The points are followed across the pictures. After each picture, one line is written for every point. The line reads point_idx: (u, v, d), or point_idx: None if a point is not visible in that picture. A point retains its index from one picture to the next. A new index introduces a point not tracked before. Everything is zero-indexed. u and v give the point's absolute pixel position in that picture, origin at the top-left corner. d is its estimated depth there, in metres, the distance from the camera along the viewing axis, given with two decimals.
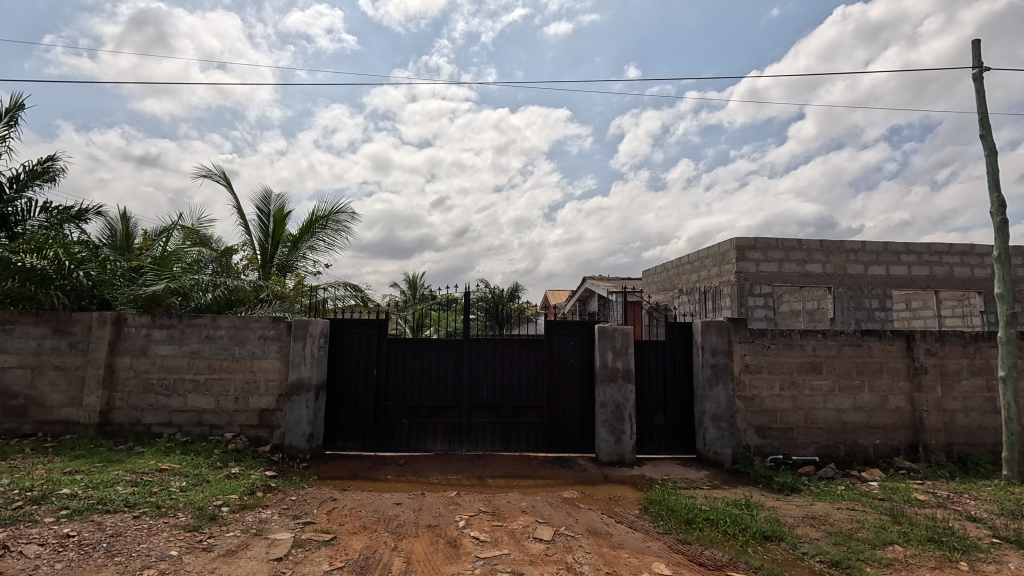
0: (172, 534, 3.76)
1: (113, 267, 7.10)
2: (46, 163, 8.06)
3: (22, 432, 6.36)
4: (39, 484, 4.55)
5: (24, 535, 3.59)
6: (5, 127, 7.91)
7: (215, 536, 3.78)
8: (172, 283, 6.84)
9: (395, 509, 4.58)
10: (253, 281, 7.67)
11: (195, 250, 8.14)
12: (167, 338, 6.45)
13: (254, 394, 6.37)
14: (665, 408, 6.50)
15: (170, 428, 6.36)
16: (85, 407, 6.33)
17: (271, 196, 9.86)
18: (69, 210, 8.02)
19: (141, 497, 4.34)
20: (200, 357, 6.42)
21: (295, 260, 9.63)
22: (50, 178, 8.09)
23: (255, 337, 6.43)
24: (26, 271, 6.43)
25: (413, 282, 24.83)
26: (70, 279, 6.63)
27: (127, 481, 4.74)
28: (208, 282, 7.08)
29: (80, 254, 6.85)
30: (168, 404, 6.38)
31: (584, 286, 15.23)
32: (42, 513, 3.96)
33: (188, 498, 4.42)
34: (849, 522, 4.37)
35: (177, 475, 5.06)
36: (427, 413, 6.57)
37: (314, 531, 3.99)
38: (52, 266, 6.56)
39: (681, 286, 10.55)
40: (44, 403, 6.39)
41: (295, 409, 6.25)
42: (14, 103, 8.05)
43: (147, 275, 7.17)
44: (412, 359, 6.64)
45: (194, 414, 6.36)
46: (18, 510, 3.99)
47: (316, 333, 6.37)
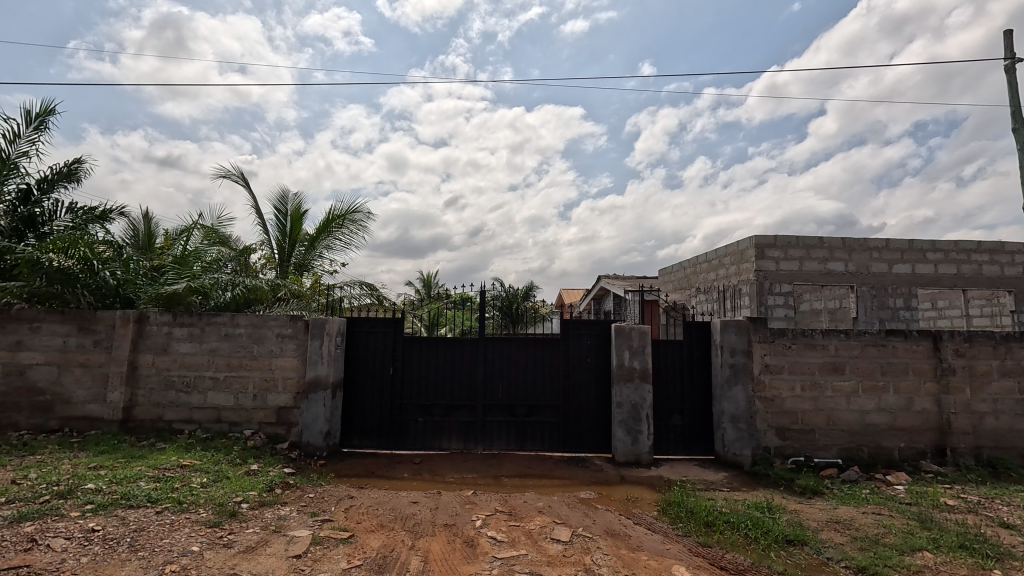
0: (193, 530, 3.80)
1: (136, 267, 7.21)
2: (72, 166, 8.23)
3: (47, 427, 6.50)
4: (65, 478, 4.66)
5: (51, 529, 3.67)
6: (34, 130, 8.10)
7: (235, 533, 3.82)
8: (192, 282, 6.98)
9: (411, 508, 4.57)
10: (270, 280, 7.73)
11: (215, 249, 8.20)
12: (187, 336, 6.55)
13: (272, 392, 6.44)
14: (682, 409, 6.42)
15: (190, 425, 6.45)
16: (109, 403, 6.46)
17: (288, 196, 9.95)
18: (94, 211, 8.23)
19: (163, 493, 4.40)
20: (219, 355, 6.50)
21: (312, 259, 9.71)
22: (75, 180, 8.27)
23: (273, 335, 6.49)
24: (54, 270, 6.59)
25: (427, 281, 24.90)
26: (95, 279, 6.81)
27: (149, 477, 4.81)
28: (227, 281, 7.18)
29: (104, 254, 6.99)
30: (188, 401, 6.48)
31: (599, 285, 15.13)
32: (68, 507, 4.05)
33: (209, 495, 4.47)
34: (875, 527, 4.25)
35: (198, 471, 5.13)
36: (441, 411, 6.57)
37: (332, 529, 4.01)
38: (78, 264, 6.71)
39: (698, 285, 10.42)
40: (69, 399, 6.53)
41: (312, 407, 6.30)
42: (42, 107, 8.23)
43: (169, 274, 7.32)
44: (426, 357, 6.65)
45: (214, 410, 6.45)
46: (46, 504, 4.08)
47: (333, 331, 6.41)
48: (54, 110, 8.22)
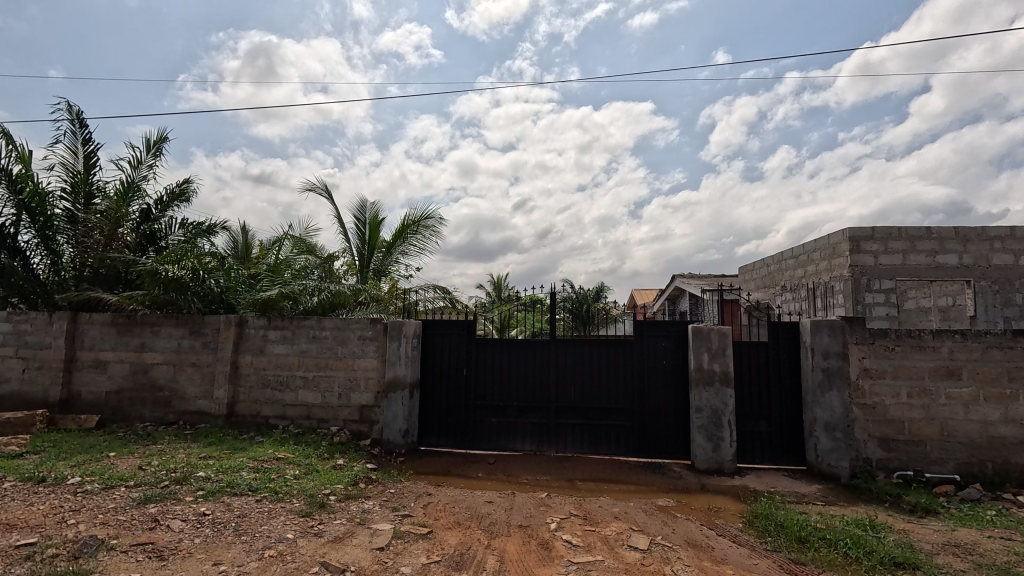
0: (288, 518, 4.10)
1: (236, 275, 7.94)
2: (183, 187, 9.20)
3: (166, 420, 7.29)
4: (181, 466, 5.20)
5: (170, 511, 4.11)
6: (152, 157, 9.15)
7: (324, 523, 4.06)
8: (284, 288, 7.49)
9: (487, 508, 4.64)
10: (352, 285, 8.18)
11: (303, 257, 8.81)
12: (281, 338, 7.08)
13: (355, 391, 6.80)
14: (768, 415, 6.02)
15: (284, 420, 6.97)
16: (216, 399, 7.13)
17: (367, 205, 10.49)
18: (201, 226, 9.30)
19: (262, 483, 4.79)
20: (308, 356, 6.97)
21: (389, 264, 10.18)
22: (185, 199, 9.23)
23: (356, 338, 6.86)
24: (168, 280, 7.33)
25: (498, 284, 25.25)
26: (202, 286, 7.57)
27: (250, 467, 5.25)
28: (314, 286, 7.68)
29: (210, 264, 7.76)
30: (282, 398, 7.00)
31: (674, 284, 14.58)
32: (184, 492, 4.51)
33: (301, 486, 4.79)
34: (1004, 555, 3.74)
35: (291, 464, 5.52)
36: (514, 412, 6.62)
37: (412, 524, 4.16)
38: (188, 274, 7.46)
39: (784, 282, 9.76)
40: (184, 395, 7.28)
41: (391, 406, 6.58)
42: (158, 136, 9.28)
43: (263, 281, 7.99)
44: (499, 359, 6.73)
45: (304, 408, 6.92)
46: (166, 488, 4.57)
47: (409, 333, 6.66)
48: (167, 138, 9.22)
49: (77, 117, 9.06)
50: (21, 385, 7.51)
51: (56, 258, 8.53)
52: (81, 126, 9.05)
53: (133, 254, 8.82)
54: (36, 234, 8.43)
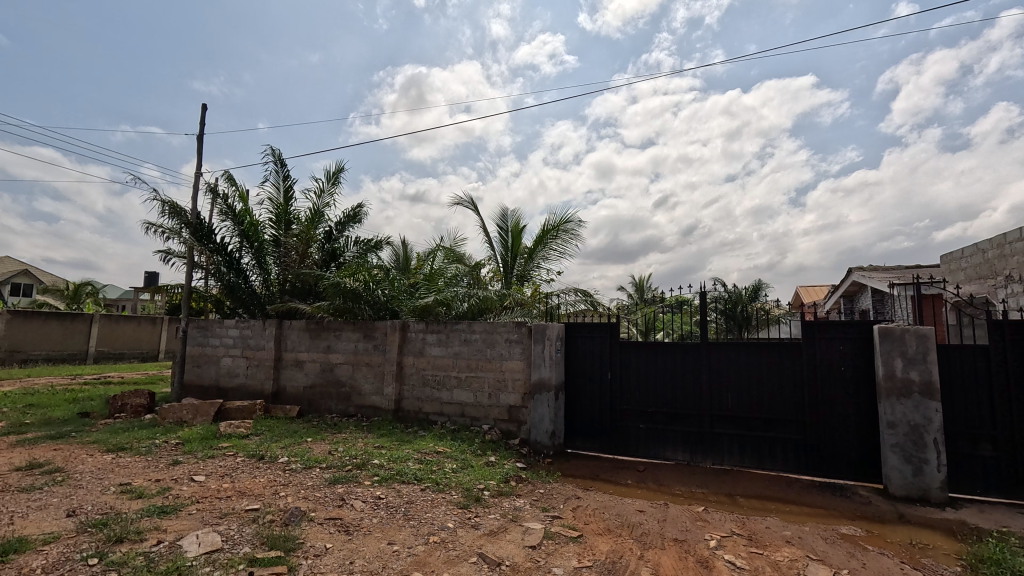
0: (448, 509, 4.42)
1: (398, 285, 8.85)
2: (355, 210, 10.56)
3: (348, 412, 8.40)
4: (360, 453, 5.95)
5: (353, 492, 4.72)
6: (331, 186, 10.69)
7: (480, 516, 4.30)
8: (439, 295, 8.22)
9: (638, 517, 4.48)
10: (498, 291, 8.59)
11: (454, 266, 9.50)
12: (437, 341, 7.72)
13: (503, 392, 7.11)
14: (993, 436, 4.87)
15: (442, 417, 7.57)
16: (386, 395, 8.03)
17: (509, 214, 10.95)
18: (370, 242, 10.79)
19: (425, 474, 5.25)
20: (461, 357, 7.49)
21: (531, 269, 10.48)
22: (357, 220, 10.57)
23: (503, 340, 7.17)
24: (346, 291, 8.50)
25: (640, 285, 24.42)
26: (373, 296, 8.62)
27: (415, 458, 5.80)
28: (465, 292, 8.27)
29: (377, 275, 8.77)
30: (440, 397, 7.62)
31: (850, 279, 12.62)
32: (364, 477, 5.14)
33: (458, 479, 5.14)
34: None
35: (449, 458, 5.96)
36: (664, 419, 6.32)
37: (562, 526, 4.19)
38: (361, 285, 8.56)
39: (1008, 271, 7.83)
40: (361, 391, 8.32)
41: (538, 407, 6.74)
42: (336, 168, 10.83)
43: (421, 289, 8.87)
44: (645, 363, 6.48)
45: (459, 406, 7.44)
46: (350, 472, 5.27)
47: (553, 336, 6.75)
48: (342, 169, 10.70)
49: (279, 159, 10.99)
50: (246, 379, 9.29)
51: (266, 275, 10.36)
52: (282, 166, 10.96)
53: (321, 269, 10.40)
54: (253, 257, 10.33)
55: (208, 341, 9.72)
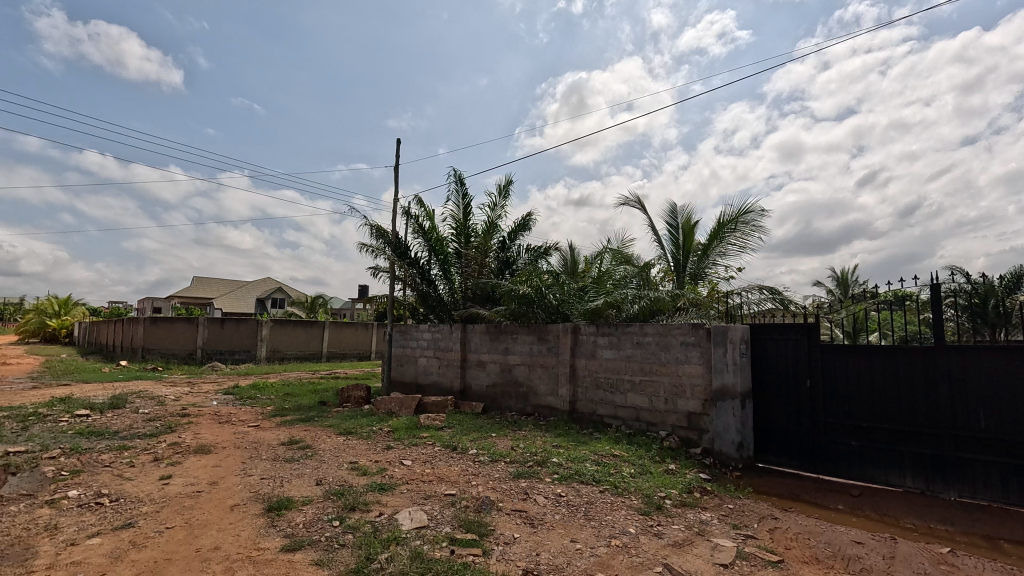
0: (629, 513, 4.37)
1: (568, 289, 9.11)
2: (524, 219, 11.13)
3: (526, 410, 8.85)
4: (540, 451, 6.23)
5: (536, 487, 4.96)
6: (503, 199, 11.45)
7: (663, 525, 4.15)
8: (608, 297, 8.38)
9: (855, 549, 3.85)
10: (671, 291, 8.18)
11: (622, 267, 9.35)
12: (609, 344, 7.69)
13: (681, 397, 6.76)
14: None
15: (617, 420, 7.51)
16: (560, 396, 8.27)
17: (678, 210, 10.38)
18: (540, 249, 11.30)
19: (603, 476, 5.26)
20: (634, 360, 7.34)
21: (706, 267, 9.78)
22: (526, 229, 11.12)
23: (678, 343, 6.84)
24: (521, 296, 9.03)
25: (842, 278, 20.97)
26: (545, 301, 8.96)
27: (592, 460, 5.86)
28: (634, 294, 8.23)
29: (548, 281, 9.14)
30: (614, 399, 7.57)
31: None
32: (544, 473, 5.38)
33: (638, 485, 5.04)
34: None
35: (627, 462, 5.88)
36: (884, 438, 5.33)
37: (758, 547, 3.82)
38: (534, 290, 8.99)
39: None
40: (537, 391, 8.70)
41: (721, 415, 6.25)
42: (507, 181, 11.55)
43: (590, 292, 9.02)
44: (855, 370, 5.56)
45: (634, 410, 7.30)
46: (531, 468, 5.55)
47: (736, 339, 6.19)
48: (511, 182, 11.38)
49: (459, 179, 12.17)
50: (438, 377, 10.44)
51: (451, 285, 11.47)
52: (461, 185, 12.11)
53: (497, 277, 11.27)
54: (439, 269, 11.57)
55: (407, 343, 11.18)
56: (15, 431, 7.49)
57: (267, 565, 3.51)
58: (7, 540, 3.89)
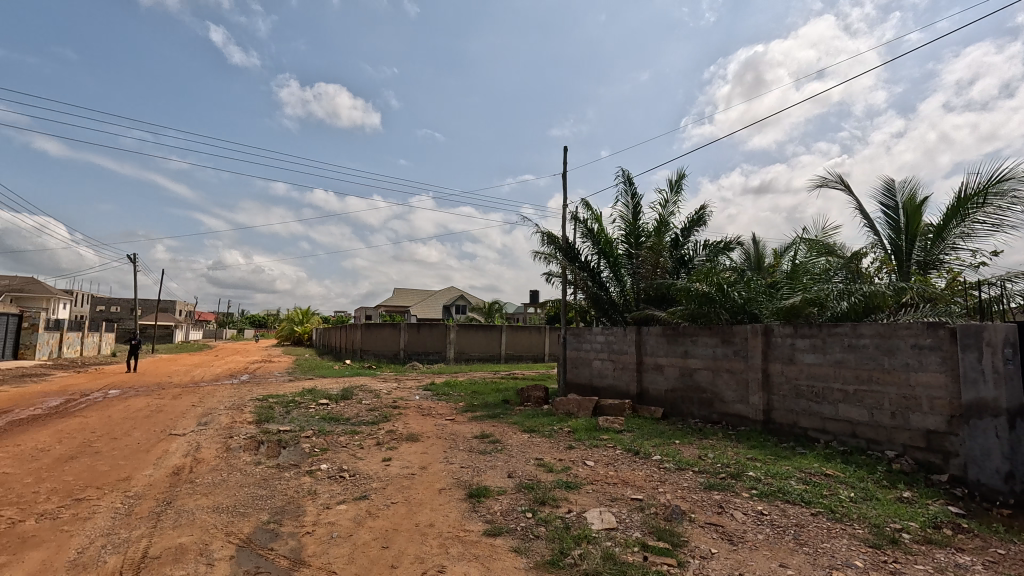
0: (852, 544, 3.76)
1: (756, 286, 8.40)
2: (700, 213, 10.42)
3: (711, 418, 8.24)
4: (733, 463, 5.76)
5: (732, 502, 4.60)
6: (674, 194, 10.91)
7: (901, 564, 3.47)
8: (808, 293, 7.38)
9: None
10: (892, 284, 6.89)
11: (824, 259, 8.10)
12: (811, 347, 6.79)
13: (915, 412, 5.64)
14: None
15: (826, 435, 6.56)
16: (752, 405, 7.52)
17: (896, 187, 8.61)
18: (719, 244, 10.72)
19: (814, 497, 4.62)
20: (846, 366, 6.37)
21: (941, 253, 7.93)
22: (702, 223, 10.42)
23: (908, 346, 5.75)
24: (700, 295, 8.53)
25: None
26: (729, 299, 8.37)
27: (798, 478, 5.20)
28: (842, 290, 7.11)
29: (731, 278, 8.56)
30: (821, 411, 6.63)
31: None
32: (740, 488, 4.95)
33: (861, 512, 4.31)
34: None
35: (844, 484, 5.08)
36: None
37: None
38: (715, 289, 8.45)
39: None
40: (723, 398, 8.05)
41: (976, 436, 4.98)
42: (678, 175, 10.99)
43: (784, 289, 8.14)
44: None
45: (848, 424, 6.31)
46: (725, 480, 5.15)
47: (998, 341, 4.87)
48: (683, 175, 10.78)
49: (627, 178, 11.98)
50: (614, 380, 10.35)
51: (623, 286, 11.37)
52: (629, 185, 11.90)
53: (672, 276, 10.80)
54: (609, 271, 11.50)
55: (581, 346, 11.32)
56: (282, 413, 9.58)
57: (473, 546, 3.89)
58: (286, 498, 5.00)
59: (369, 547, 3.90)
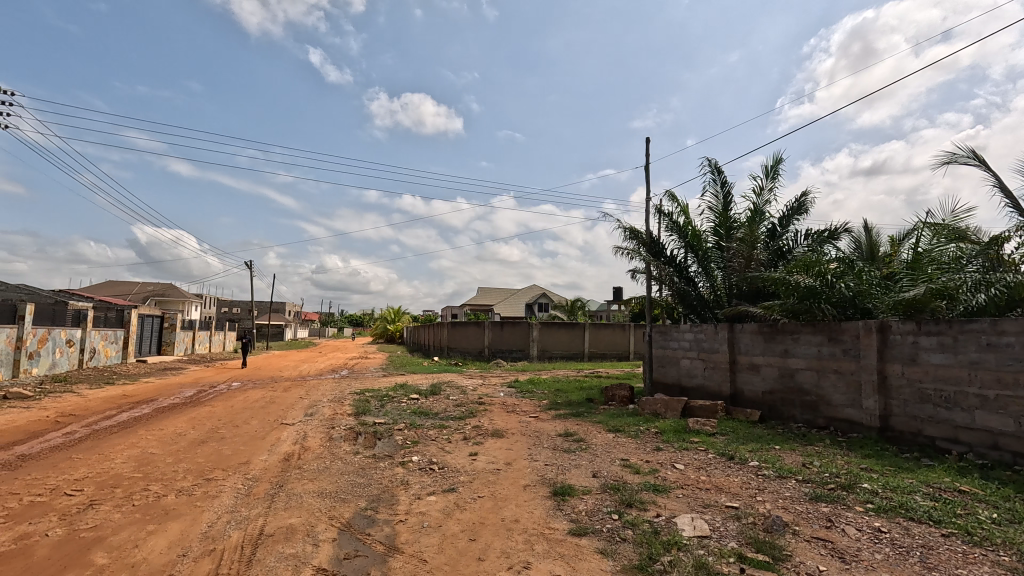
0: (995, 572, 3.25)
1: (868, 277, 7.71)
2: (801, 200, 9.60)
3: (817, 423, 7.56)
4: (843, 473, 5.24)
5: (843, 516, 4.18)
6: (771, 180, 10.14)
7: None
8: (933, 285, 6.57)
9: None
10: None
11: (955, 245, 7.06)
12: (938, 346, 6.00)
13: None
14: None
15: (959, 446, 5.78)
16: (866, 410, 6.79)
17: None
18: (824, 232, 9.85)
19: (946, 516, 4.07)
20: (983, 368, 5.57)
21: None
22: (804, 211, 9.58)
23: None
24: (802, 289, 7.90)
25: None
26: (835, 292, 7.71)
27: (925, 493, 4.61)
28: (977, 280, 6.25)
29: (838, 269, 7.94)
30: (952, 418, 5.85)
31: None
32: (852, 501, 4.49)
33: (1007, 536, 3.72)
34: None
35: (984, 503, 4.42)
36: None
37: None
38: (820, 282, 7.82)
39: None
40: (831, 401, 7.35)
41: None
42: (774, 160, 10.20)
43: (903, 280, 7.31)
44: None
45: (987, 435, 5.53)
46: (833, 492, 4.71)
47: None
48: (781, 159, 9.99)
49: (715, 168, 11.32)
50: (704, 380, 9.84)
51: (713, 281, 10.77)
52: (718, 174, 11.23)
53: (768, 269, 10.09)
54: (698, 265, 10.92)
55: (668, 344, 10.89)
56: (377, 407, 10.19)
57: (558, 544, 3.87)
58: (381, 487, 5.31)
59: (457, 539, 4.02)
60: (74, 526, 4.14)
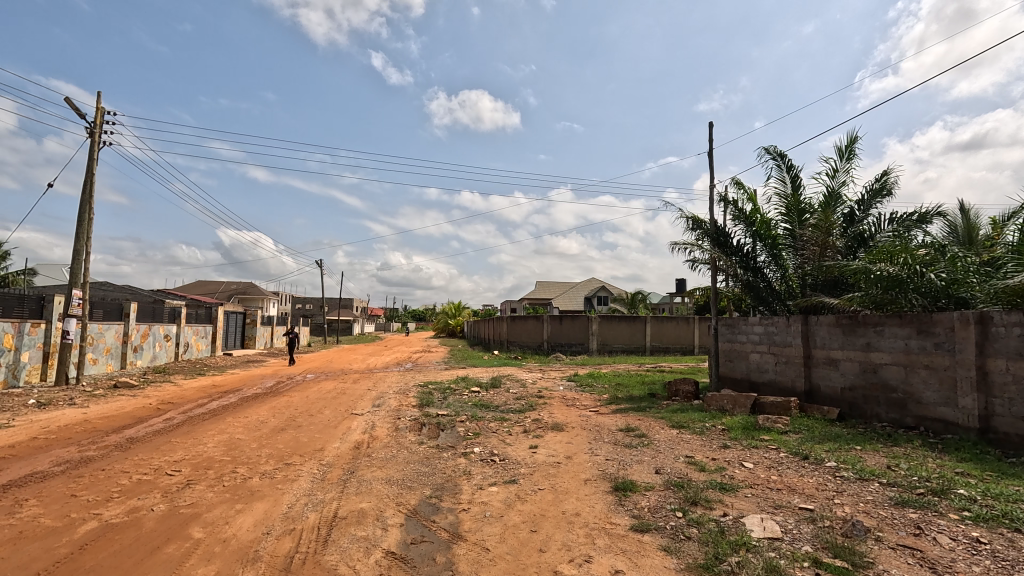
0: None
1: (964, 263, 7.00)
2: (883, 180, 8.86)
3: (905, 423, 6.98)
4: (936, 477, 4.81)
5: (934, 523, 3.85)
6: (846, 161, 9.42)
7: None
8: None
9: None
10: None
11: None
12: None
13: None
14: None
15: None
16: (963, 409, 6.20)
17: None
18: (911, 216, 9.05)
19: None
20: None
21: None
22: (887, 192, 8.84)
23: None
24: (886, 279, 7.31)
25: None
26: (924, 281, 7.08)
27: None
28: None
29: (928, 257, 7.22)
30: None
31: None
32: (946, 507, 4.12)
33: None
34: None
35: None
36: None
37: None
38: (907, 271, 7.19)
39: None
40: (921, 399, 6.76)
41: None
42: (848, 140, 9.48)
43: (1009, 266, 6.62)
44: None
45: None
46: (923, 497, 4.34)
47: None
48: (857, 138, 9.26)
49: (778, 153, 10.67)
50: (776, 375, 9.33)
51: (784, 271, 10.18)
52: (782, 159, 10.59)
53: (847, 257, 9.42)
54: (767, 255, 10.35)
55: (736, 337, 10.41)
56: (440, 399, 10.49)
57: (620, 539, 3.84)
58: (445, 476, 5.48)
59: (519, 529, 4.09)
60: (174, 502, 4.59)
